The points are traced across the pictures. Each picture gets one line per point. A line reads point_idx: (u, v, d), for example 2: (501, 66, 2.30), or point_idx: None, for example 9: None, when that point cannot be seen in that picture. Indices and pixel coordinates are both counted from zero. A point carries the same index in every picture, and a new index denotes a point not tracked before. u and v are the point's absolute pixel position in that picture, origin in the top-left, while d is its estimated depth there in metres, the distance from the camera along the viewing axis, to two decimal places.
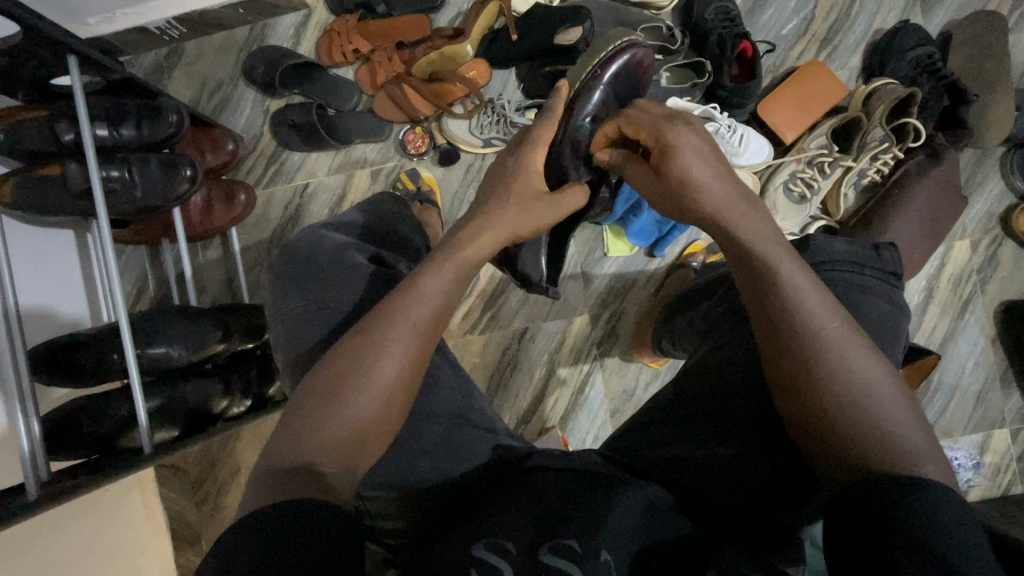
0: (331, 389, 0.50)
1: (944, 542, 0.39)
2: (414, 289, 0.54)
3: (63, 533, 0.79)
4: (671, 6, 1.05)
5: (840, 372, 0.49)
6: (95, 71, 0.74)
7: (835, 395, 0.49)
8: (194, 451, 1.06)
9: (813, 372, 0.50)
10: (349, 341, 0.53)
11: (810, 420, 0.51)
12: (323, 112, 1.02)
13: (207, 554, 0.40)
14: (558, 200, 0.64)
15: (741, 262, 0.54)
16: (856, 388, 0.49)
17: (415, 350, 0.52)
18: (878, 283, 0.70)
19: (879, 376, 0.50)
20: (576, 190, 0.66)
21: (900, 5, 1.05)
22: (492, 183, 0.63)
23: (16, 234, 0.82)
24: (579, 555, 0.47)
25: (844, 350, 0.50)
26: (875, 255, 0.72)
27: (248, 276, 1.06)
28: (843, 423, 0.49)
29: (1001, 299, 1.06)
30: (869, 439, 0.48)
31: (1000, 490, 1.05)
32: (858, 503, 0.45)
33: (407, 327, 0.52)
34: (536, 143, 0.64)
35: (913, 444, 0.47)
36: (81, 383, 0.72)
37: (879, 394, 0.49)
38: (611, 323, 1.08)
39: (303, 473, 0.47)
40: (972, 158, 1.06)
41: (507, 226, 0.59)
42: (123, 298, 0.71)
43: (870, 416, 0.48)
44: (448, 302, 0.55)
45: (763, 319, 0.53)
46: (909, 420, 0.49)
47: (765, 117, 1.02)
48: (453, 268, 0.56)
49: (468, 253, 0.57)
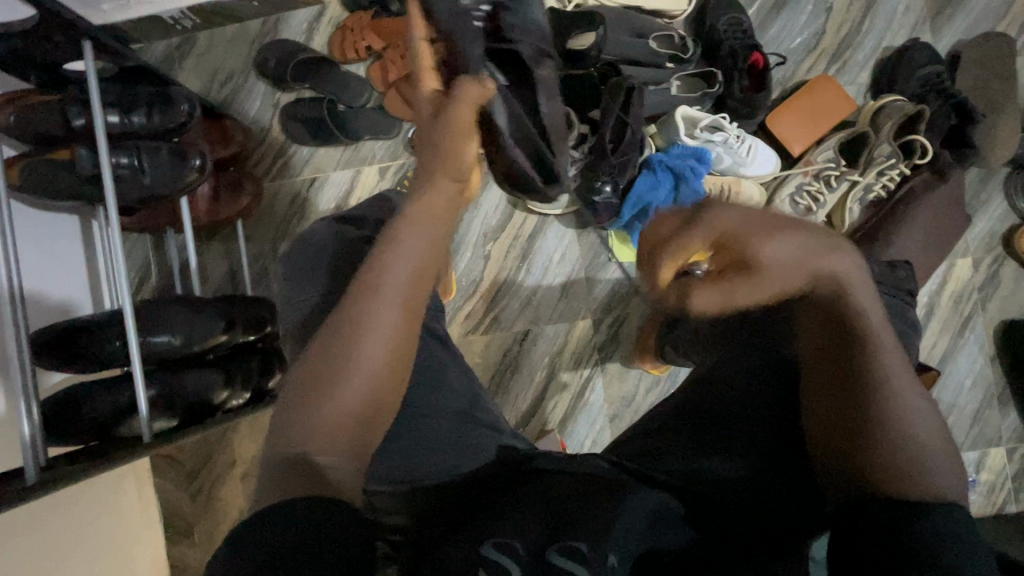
0: (321, 379, 0.50)
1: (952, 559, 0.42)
2: (391, 255, 0.54)
3: (56, 520, 0.78)
4: (683, 15, 1.06)
5: (895, 395, 0.50)
6: (108, 56, 0.73)
7: (886, 408, 0.50)
8: (190, 441, 1.06)
9: (871, 381, 0.50)
10: (331, 326, 0.52)
11: (850, 425, 0.52)
12: (334, 107, 1.02)
13: (218, 552, 0.40)
14: (458, 110, 0.57)
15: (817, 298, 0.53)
16: (904, 411, 0.50)
17: (400, 321, 0.52)
18: (891, 300, 0.72)
19: (926, 408, 0.50)
20: (469, 85, 0.57)
21: (910, 23, 1.06)
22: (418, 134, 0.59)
23: (20, 216, 0.82)
24: (588, 557, 0.46)
25: (905, 374, 0.51)
26: (891, 272, 0.75)
27: (252, 268, 1.06)
28: (887, 436, 0.49)
29: (1001, 318, 1.07)
30: (910, 463, 0.49)
31: (995, 508, 1.06)
32: (872, 514, 0.47)
33: (387, 297, 0.52)
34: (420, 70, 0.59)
35: (942, 475, 0.49)
36: (80, 368, 0.71)
37: (925, 422, 0.50)
38: (613, 329, 1.08)
39: (298, 465, 0.46)
40: (975, 177, 1.07)
41: (455, 174, 0.58)
42: (127, 285, 0.70)
43: (913, 438, 0.49)
44: (422, 265, 0.55)
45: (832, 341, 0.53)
46: (944, 450, 0.50)
47: (773, 130, 1.03)
48: (425, 228, 0.56)
49: (437, 213, 0.57)
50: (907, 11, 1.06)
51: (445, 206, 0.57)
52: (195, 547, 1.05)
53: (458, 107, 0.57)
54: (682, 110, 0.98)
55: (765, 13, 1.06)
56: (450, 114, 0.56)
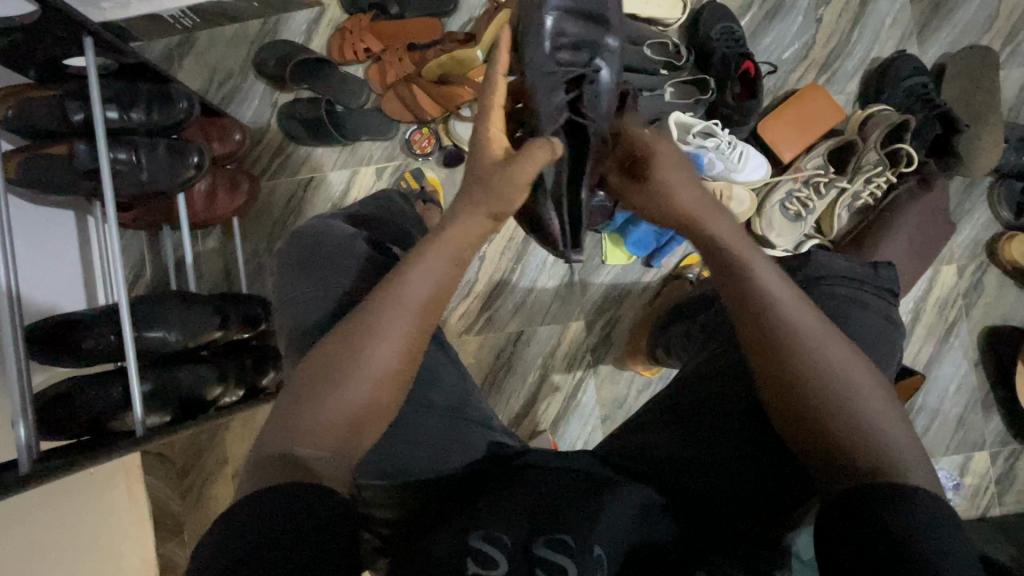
0: (323, 378, 0.51)
1: (929, 547, 0.41)
2: (406, 273, 0.55)
3: (46, 515, 0.78)
4: (677, 24, 1.08)
5: (838, 386, 0.51)
6: (110, 53, 0.74)
7: (831, 401, 0.51)
8: (182, 438, 1.06)
9: (812, 377, 0.51)
10: (341, 329, 0.53)
11: (800, 425, 0.52)
12: (332, 108, 1.03)
13: (207, 536, 0.40)
14: (522, 163, 0.60)
15: (723, 273, 0.58)
16: (852, 400, 0.51)
17: (409, 336, 0.53)
18: (875, 299, 0.73)
19: (874, 390, 0.52)
20: (538, 149, 0.60)
21: (897, 35, 1.09)
22: (477, 173, 0.62)
23: (17, 210, 0.82)
24: (573, 550, 0.47)
25: (842, 361, 0.52)
26: (873, 272, 0.76)
27: (247, 266, 1.06)
28: (837, 429, 0.50)
29: (985, 324, 1.09)
30: (870, 444, 0.49)
31: (979, 511, 1.08)
32: (848, 506, 0.46)
33: (403, 308, 0.53)
34: (487, 110, 0.64)
35: (908, 459, 0.49)
36: (75, 362, 0.71)
37: (874, 410, 0.51)
38: (605, 330, 1.09)
39: (280, 459, 0.47)
40: (960, 186, 1.09)
41: (493, 209, 0.60)
42: (124, 280, 0.70)
43: (865, 426, 0.50)
44: (442, 289, 0.56)
45: (752, 327, 0.54)
46: (904, 432, 0.50)
47: (764, 136, 1.05)
48: (448, 251, 0.57)
49: (460, 235, 0.59)
50: (894, 24, 1.09)
51: (475, 234, 0.60)
52: (185, 545, 1.04)
53: (519, 164, 0.60)
54: (674, 116, 0.99)
55: (757, 23, 1.09)
56: (510, 172, 0.59)
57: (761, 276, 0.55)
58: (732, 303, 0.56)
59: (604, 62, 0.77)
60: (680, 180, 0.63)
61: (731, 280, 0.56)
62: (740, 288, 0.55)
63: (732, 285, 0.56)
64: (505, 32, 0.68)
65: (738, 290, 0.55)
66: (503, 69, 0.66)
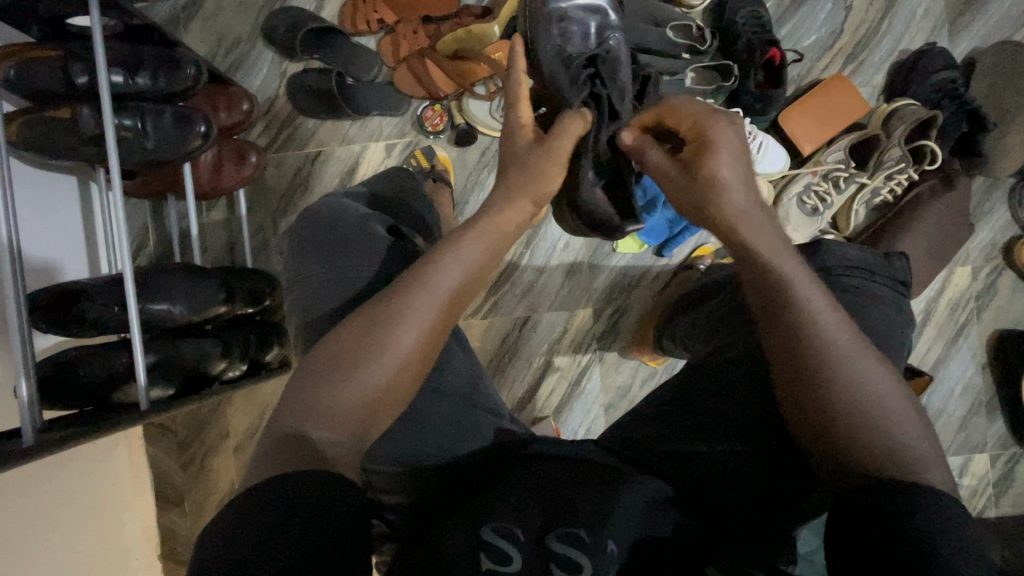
0: (348, 358, 0.50)
1: (947, 546, 0.41)
2: (437, 259, 0.54)
3: (49, 483, 0.78)
4: (702, 6, 1.05)
5: (861, 381, 0.49)
6: (115, 13, 0.71)
7: (851, 394, 0.49)
8: (184, 412, 1.06)
9: (833, 374, 0.49)
10: (362, 314, 0.52)
11: (819, 428, 0.51)
12: (342, 80, 0.99)
13: (224, 512, 0.40)
14: (556, 139, 0.65)
15: (756, 271, 0.55)
16: (884, 404, 0.49)
17: (433, 323, 0.52)
18: (885, 290, 0.71)
19: (897, 387, 0.50)
20: (571, 121, 0.68)
21: (928, 27, 1.06)
22: (510, 155, 0.67)
23: (20, 176, 0.80)
24: (588, 546, 0.47)
25: (862, 359, 0.50)
26: (887, 263, 0.74)
27: (252, 240, 1.05)
28: (852, 422, 0.49)
29: (995, 327, 1.08)
30: (890, 448, 0.48)
31: (976, 512, 1.08)
32: (864, 506, 0.45)
33: (428, 294, 0.52)
34: (512, 102, 0.69)
35: (927, 459, 0.48)
36: (79, 333, 0.70)
37: (891, 402, 0.49)
38: (612, 319, 1.08)
39: (293, 440, 0.46)
40: (981, 186, 1.07)
41: (531, 196, 0.62)
42: (129, 249, 0.68)
43: (887, 433, 0.48)
44: (467, 279, 0.55)
45: (777, 333, 0.52)
46: (926, 439, 0.48)
47: (785, 127, 1.02)
48: (479, 239, 0.57)
49: (487, 223, 0.58)
50: (926, 14, 1.05)
51: (513, 222, 0.60)
52: (186, 516, 1.05)
53: (557, 139, 0.65)
54: None
55: (785, 7, 1.05)
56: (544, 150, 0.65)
57: (793, 271, 0.53)
58: (760, 296, 0.54)
59: (616, 40, 0.84)
60: (738, 174, 0.57)
61: (753, 266, 0.55)
62: (775, 286, 0.53)
63: (756, 270, 0.55)
64: (520, 41, 0.70)
65: (764, 274, 0.54)
66: (523, 66, 0.70)
